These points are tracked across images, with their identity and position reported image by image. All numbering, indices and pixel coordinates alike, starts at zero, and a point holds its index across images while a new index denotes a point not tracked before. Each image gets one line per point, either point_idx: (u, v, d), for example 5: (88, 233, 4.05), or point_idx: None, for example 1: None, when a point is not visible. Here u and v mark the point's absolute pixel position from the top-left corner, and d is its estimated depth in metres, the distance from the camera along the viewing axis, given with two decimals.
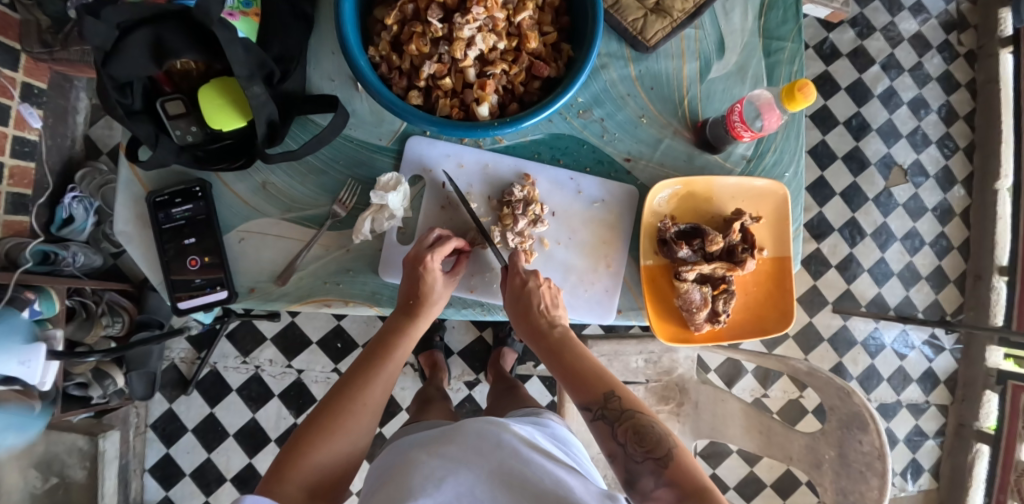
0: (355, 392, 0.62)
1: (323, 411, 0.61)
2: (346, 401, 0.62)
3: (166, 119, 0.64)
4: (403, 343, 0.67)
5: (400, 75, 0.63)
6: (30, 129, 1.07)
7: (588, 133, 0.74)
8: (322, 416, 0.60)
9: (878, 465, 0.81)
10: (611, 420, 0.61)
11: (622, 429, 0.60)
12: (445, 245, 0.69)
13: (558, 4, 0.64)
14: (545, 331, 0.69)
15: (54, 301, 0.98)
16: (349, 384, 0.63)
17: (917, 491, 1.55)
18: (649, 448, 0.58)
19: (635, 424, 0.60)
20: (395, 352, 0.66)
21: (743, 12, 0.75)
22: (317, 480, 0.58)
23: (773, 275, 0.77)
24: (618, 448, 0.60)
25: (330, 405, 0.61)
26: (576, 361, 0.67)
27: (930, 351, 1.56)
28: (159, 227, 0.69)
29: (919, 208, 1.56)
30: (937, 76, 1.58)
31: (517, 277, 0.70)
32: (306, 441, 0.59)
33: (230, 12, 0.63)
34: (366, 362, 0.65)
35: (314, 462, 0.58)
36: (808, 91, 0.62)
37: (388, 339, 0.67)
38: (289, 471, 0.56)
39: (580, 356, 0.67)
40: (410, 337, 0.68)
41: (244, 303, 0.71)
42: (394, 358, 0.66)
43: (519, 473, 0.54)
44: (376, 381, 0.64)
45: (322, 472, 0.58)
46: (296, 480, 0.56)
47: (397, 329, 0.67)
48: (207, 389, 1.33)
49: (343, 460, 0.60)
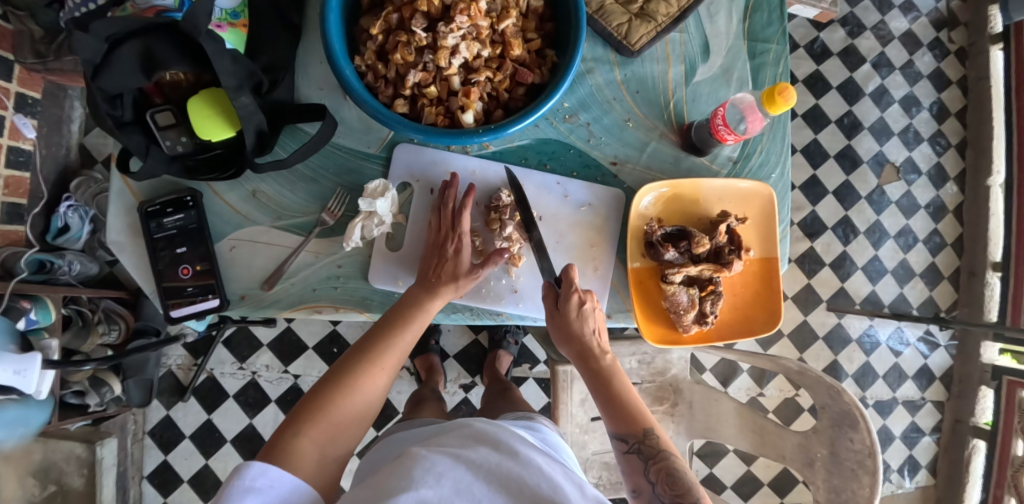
0: (376, 355, 0.63)
1: (341, 371, 0.61)
2: (364, 364, 0.62)
3: (155, 130, 0.65)
4: (421, 315, 0.67)
5: (385, 84, 0.63)
6: (24, 139, 1.07)
7: (574, 138, 0.75)
8: (338, 379, 0.60)
9: (869, 462, 0.82)
10: (645, 456, 0.65)
11: (654, 469, 0.65)
12: (465, 219, 0.70)
13: (542, 11, 0.65)
14: (596, 357, 0.71)
15: (50, 310, 0.99)
16: (367, 348, 0.63)
17: (913, 488, 1.56)
18: (678, 491, 0.62)
19: (668, 465, 0.64)
20: (412, 324, 0.66)
21: (727, 15, 0.76)
22: (332, 435, 0.57)
23: (761, 275, 0.77)
24: (647, 484, 0.64)
25: (350, 367, 0.62)
26: (620, 391, 0.69)
27: (925, 348, 1.56)
28: (151, 236, 0.70)
29: (912, 206, 1.57)
30: (928, 74, 1.58)
31: (576, 296, 0.70)
32: (325, 401, 0.58)
33: (217, 24, 0.64)
34: (386, 327, 0.65)
35: (330, 420, 0.57)
36: (788, 94, 0.62)
37: (408, 310, 0.67)
38: (307, 424, 0.57)
39: (624, 389, 0.70)
40: (428, 311, 0.68)
41: (235, 310, 0.72)
42: (411, 329, 0.66)
43: (516, 475, 0.54)
44: (394, 348, 0.64)
45: (337, 429, 0.58)
46: (311, 436, 0.56)
47: (414, 301, 0.67)
48: (204, 395, 1.33)
49: (358, 421, 0.60)
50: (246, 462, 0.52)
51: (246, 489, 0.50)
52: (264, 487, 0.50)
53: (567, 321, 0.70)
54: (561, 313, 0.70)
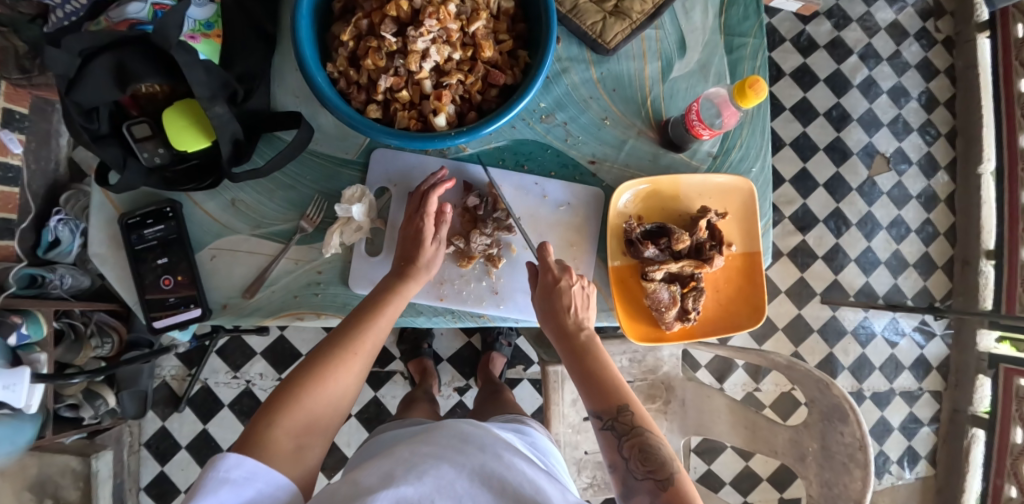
0: (349, 342, 0.61)
1: (314, 359, 0.59)
2: (338, 351, 0.60)
3: (132, 143, 0.65)
4: (395, 301, 0.66)
5: (358, 90, 0.64)
6: (12, 154, 1.08)
7: (552, 138, 0.75)
8: (312, 365, 0.59)
9: (859, 455, 0.81)
10: (619, 432, 0.63)
11: (628, 445, 0.62)
12: (431, 201, 0.69)
13: (513, 12, 0.65)
14: (573, 333, 0.69)
15: (42, 324, 0.98)
16: (341, 335, 0.62)
17: (914, 479, 1.55)
18: (652, 468, 0.61)
19: (641, 441, 0.62)
20: (387, 308, 0.65)
21: (703, 11, 0.76)
22: (307, 425, 0.56)
23: (744, 270, 0.77)
24: (621, 460, 0.62)
25: (324, 353, 0.60)
26: (597, 366, 0.67)
27: (921, 338, 1.56)
28: (132, 248, 0.70)
29: (903, 196, 1.56)
30: (916, 64, 1.58)
31: (552, 280, 0.70)
32: (299, 390, 0.57)
33: (190, 35, 0.65)
34: (361, 313, 0.64)
35: (305, 409, 0.56)
36: (759, 87, 0.62)
37: (383, 296, 0.66)
38: (281, 413, 0.55)
39: (601, 363, 0.67)
40: (402, 295, 0.67)
41: (217, 319, 0.72)
42: (386, 314, 0.65)
43: (500, 477, 0.53)
44: (369, 332, 0.63)
45: (311, 418, 0.56)
46: (286, 426, 0.55)
47: (389, 287, 0.67)
48: (199, 405, 1.33)
49: (332, 410, 0.58)
50: (222, 455, 0.51)
51: (221, 481, 0.49)
52: (239, 479, 0.50)
53: (547, 292, 0.69)
54: (541, 285, 0.70)
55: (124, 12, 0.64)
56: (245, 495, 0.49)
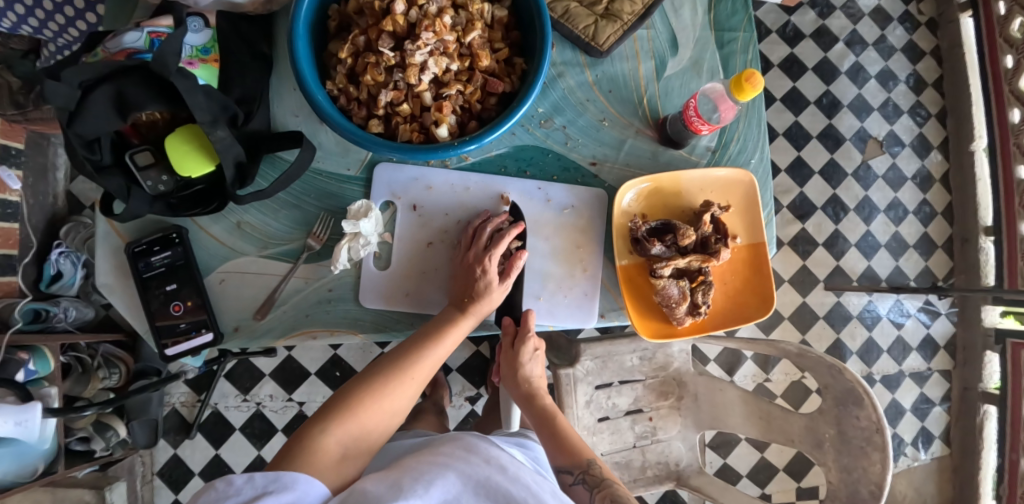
0: (408, 364, 0.66)
1: (372, 376, 0.64)
2: (397, 372, 0.65)
3: (135, 171, 0.64)
4: (453, 333, 0.69)
5: (358, 106, 0.64)
6: (8, 191, 1.06)
7: (551, 142, 0.75)
8: (370, 382, 0.63)
9: (877, 438, 0.82)
10: (590, 486, 0.65)
11: (599, 496, 0.63)
12: (501, 244, 0.70)
13: (507, 20, 0.66)
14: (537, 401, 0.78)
15: (49, 359, 0.98)
16: (398, 358, 0.66)
17: (929, 460, 1.55)
18: None
19: (611, 492, 0.63)
20: (445, 340, 0.68)
21: (692, 9, 0.76)
22: (354, 437, 0.59)
23: (749, 262, 0.78)
24: None
25: (382, 372, 0.64)
26: (560, 430, 0.73)
27: (926, 317, 1.56)
28: (140, 276, 0.70)
29: (899, 178, 1.57)
30: (901, 47, 1.59)
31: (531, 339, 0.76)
32: (354, 404, 0.61)
33: (187, 61, 0.65)
34: (419, 340, 0.68)
35: (356, 421, 0.60)
36: (755, 81, 0.63)
37: (440, 328, 0.69)
38: (333, 423, 0.58)
39: (564, 429, 0.73)
40: (460, 329, 0.70)
41: (230, 343, 0.72)
42: (442, 346, 0.68)
43: (506, 489, 0.53)
44: (425, 359, 0.67)
45: (361, 432, 0.60)
46: (337, 435, 0.58)
47: (447, 318, 0.70)
48: (210, 431, 1.33)
49: (380, 426, 0.62)
50: (249, 477, 0.50)
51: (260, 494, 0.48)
52: (276, 489, 0.49)
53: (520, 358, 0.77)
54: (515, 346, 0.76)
55: (121, 41, 0.64)
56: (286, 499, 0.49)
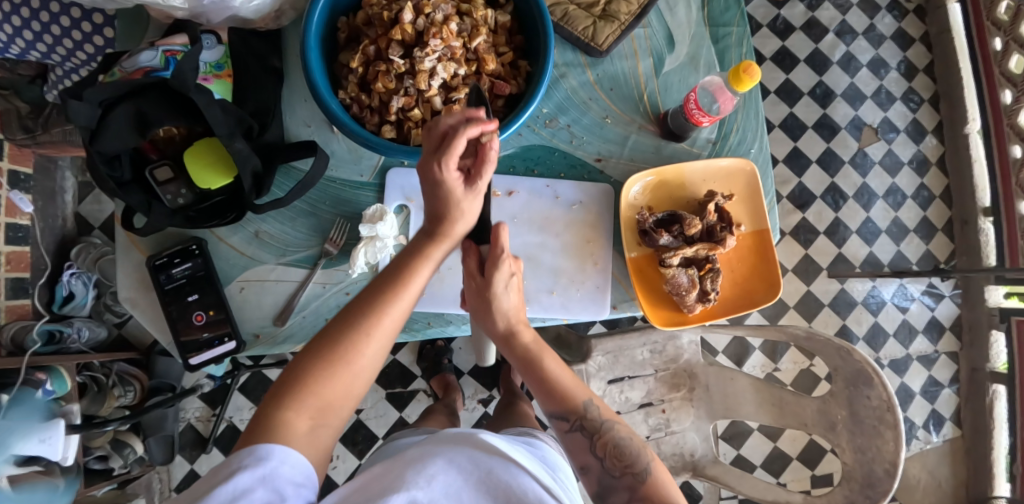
0: (367, 313, 0.55)
1: (325, 335, 0.54)
2: (353, 325, 0.54)
3: (155, 186, 0.67)
4: (421, 264, 0.59)
5: (371, 113, 0.66)
6: (20, 214, 1.08)
7: (558, 141, 0.77)
8: (323, 343, 0.54)
9: (889, 416, 0.83)
10: (589, 434, 0.67)
11: (600, 444, 0.67)
12: (456, 148, 0.55)
13: (509, 25, 0.68)
14: (516, 339, 0.69)
15: (65, 378, 0.99)
16: (356, 306, 0.55)
17: (941, 442, 1.56)
18: (628, 463, 0.65)
19: (612, 436, 0.67)
20: (412, 276, 0.57)
21: (686, 6, 0.79)
22: (321, 408, 0.52)
23: (754, 248, 0.80)
24: (595, 461, 0.67)
25: (336, 330, 0.54)
26: (550, 372, 0.68)
27: (930, 301, 1.58)
28: (162, 288, 0.72)
29: (895, 164, 1.60)
30: (891, 35, 1.62)
31: (505, 262, 0.65)
32: (310, 374, 0.52)
33: (203, 77, 0.68)
34: (382, 281, 0.57)
35: (315, 393, 0.52)
36: (753, 71, 0.65)
37: (407, 260, 0.59)
38: (292, 398, 0.51)
39: (552, 367, 0.68)
40: (430, 258, 0.59)
41: (252, 350, 0.73)
42: (408, 283, 0.57)
43: (506, 484, 0.54)
44: (387, 302, 0.56)
45: (323, 399, 0.52)
46: (298, 408, 0.51)
47: (416, 250, 0.59)
48: (226, 444, 1.34)
49: (348, 389, 0.54)
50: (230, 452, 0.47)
51: (235, 469, 0.46)
52: (252, 462, 0.46)
53: (491, 289, 0.66)
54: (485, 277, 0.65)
55: (136, 60, 0.65)
56: (260, 472, 0.46)
